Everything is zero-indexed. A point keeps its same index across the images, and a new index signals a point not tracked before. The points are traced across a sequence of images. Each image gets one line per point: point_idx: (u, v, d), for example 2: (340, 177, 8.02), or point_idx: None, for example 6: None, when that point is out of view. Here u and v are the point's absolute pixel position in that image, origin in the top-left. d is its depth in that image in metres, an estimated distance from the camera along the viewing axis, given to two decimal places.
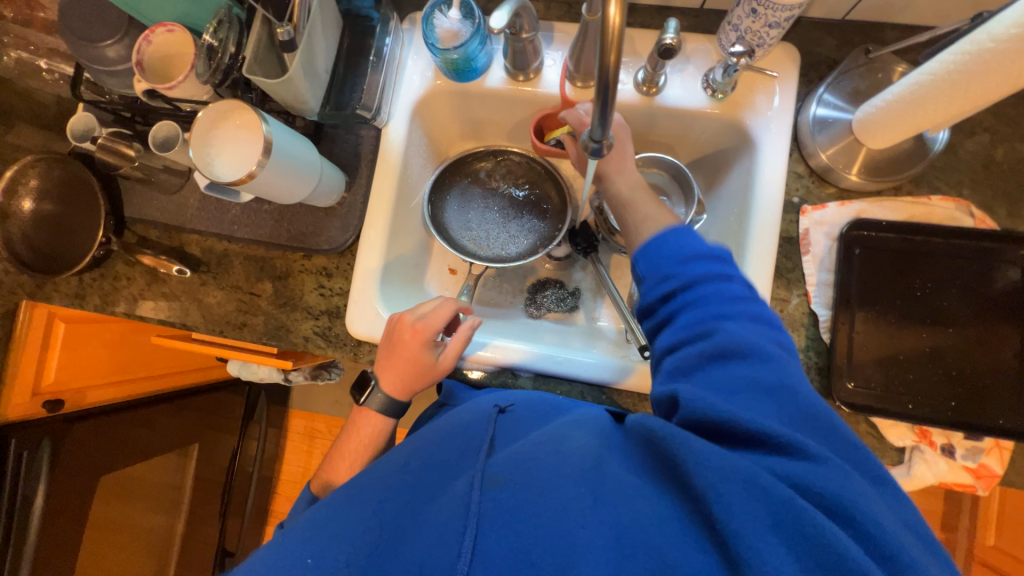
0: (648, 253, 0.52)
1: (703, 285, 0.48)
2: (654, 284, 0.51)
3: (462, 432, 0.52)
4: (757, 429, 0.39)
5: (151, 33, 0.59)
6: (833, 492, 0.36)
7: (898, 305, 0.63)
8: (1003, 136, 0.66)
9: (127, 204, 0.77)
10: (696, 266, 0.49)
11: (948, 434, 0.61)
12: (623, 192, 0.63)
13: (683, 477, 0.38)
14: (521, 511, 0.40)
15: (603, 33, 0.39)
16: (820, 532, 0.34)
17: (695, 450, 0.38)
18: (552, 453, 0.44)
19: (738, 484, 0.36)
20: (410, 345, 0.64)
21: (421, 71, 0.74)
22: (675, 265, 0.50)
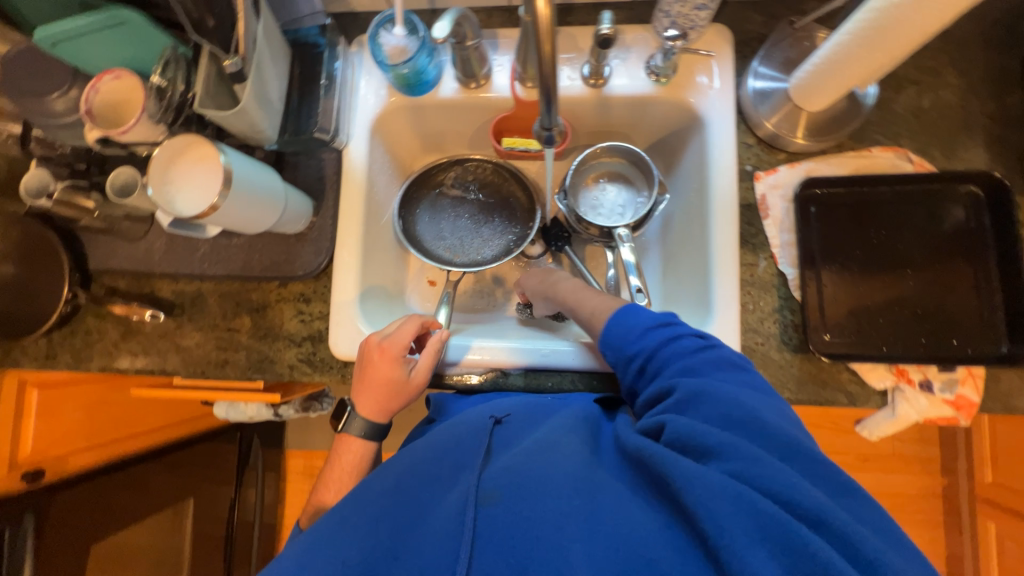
0: (605, 340, 0.58)
1: (656, 347, 0.54)
2: (629, 372, 0.56)
3: (459, 443, 0.52)
4: (748, 456, 0.41)
5: (98, 82, 0.59)
6: (812, 505, 0.37)
7: (858, 255, 0.66)
8: (927, 86, 0.70)
9: (90, 257, 0.75)
10: (651, 340, 0.55)
11: (923, 370, 0.63)
12: (570, 295, 0.70)
13: (675, 495, 0.41)
14: (520, 528, 0.41)
15: (536, 30, 0.42)
16: (807, 546, 0.35)
17: (683, 470, 0.40)
18: (546, 463, 0.46)
19: (725, 499, 0.38)
20: (380, 364, 0.64)
21: (375, 90, 0.75)
22: (634, 349, 0.55)
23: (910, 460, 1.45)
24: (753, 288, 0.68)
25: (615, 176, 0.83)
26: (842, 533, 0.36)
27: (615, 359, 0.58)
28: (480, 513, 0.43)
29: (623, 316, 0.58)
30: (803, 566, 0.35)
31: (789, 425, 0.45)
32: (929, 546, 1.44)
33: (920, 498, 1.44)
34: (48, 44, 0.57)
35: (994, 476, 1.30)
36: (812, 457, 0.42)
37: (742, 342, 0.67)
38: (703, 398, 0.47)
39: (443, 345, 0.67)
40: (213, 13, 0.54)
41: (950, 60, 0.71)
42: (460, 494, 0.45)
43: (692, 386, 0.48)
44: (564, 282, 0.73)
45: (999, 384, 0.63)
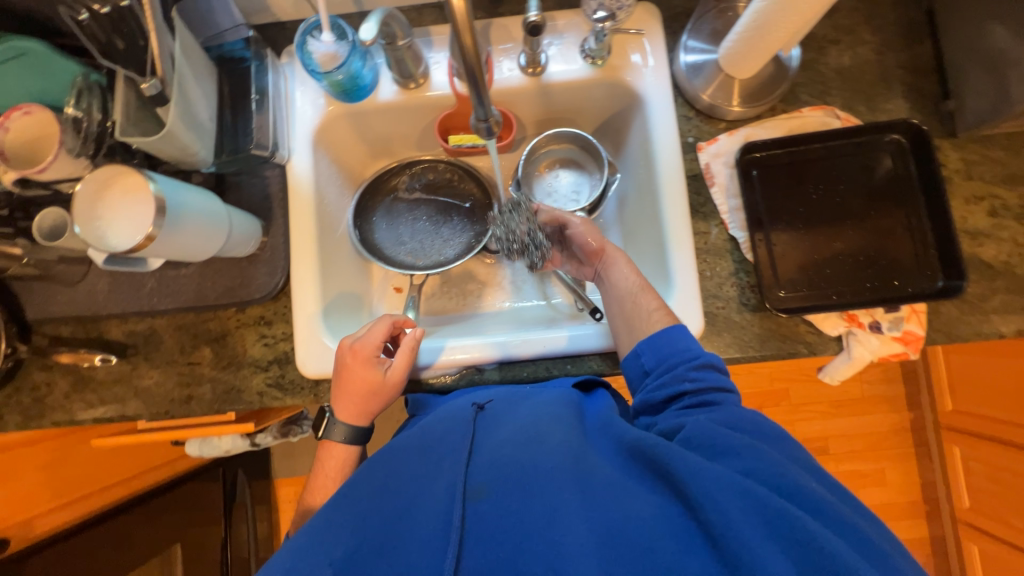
0: (651, 344, 0.57)
1: (707, 374, 0.53)
2: (662, 377, 0.55)
3: (444, 437, 0.51)
4: (766, 464, 0.42)
5: (7, 119, 0.55)
6: (828, 507, 0.40)
7: (801, 212, 0.69)
8: (845, 45, 0.74)
9: (26, 307, 0.70)
10: (700, 363, 0.55)
11: (871, 313, 0.67)
12: (624, 291, 0.65)
13: (678, 486, 0.41)
14: (509, 520, 0.42)
15: (454, 22, 0.42)
16: (807, 533, 0.37)
17: (692, 465, 0.41)
18: (532, 453, 0.46)
19: (732, 493, 0.39)
20: (355, 367, 0.63)
21: (312, 101, 0.73)
22: (680, 361, 0.55)
23: (879, 401, 1.53)
24: (708, 255, 0.70)
25: (566, 162, 0.84)
26: (842, 522, 0.39)
27: (651, 363, 0.57)
28: (467, 509, 0.44)
29: (676, 331, 0.58)
30: (807, 556, 0.36)
31: (793, 442, 0.48)
32: (904, 479, 1.52)
33: (892, 435, 1.52)
34: None
35: (955, 404, 1.39)
36: (810, 466, 0.46)
37: (704, 308, 0.69)
38: (733, 419, 0.48)
39: (418, 344, 0.66)
40: (121, 35, 0.51)
41: (862, 17, 0.74)
42: (445, 492, 0.45)
43: (722, 407, 0.50)
44: (620, 276, 0.67)
45: (939, 316, 0.68)
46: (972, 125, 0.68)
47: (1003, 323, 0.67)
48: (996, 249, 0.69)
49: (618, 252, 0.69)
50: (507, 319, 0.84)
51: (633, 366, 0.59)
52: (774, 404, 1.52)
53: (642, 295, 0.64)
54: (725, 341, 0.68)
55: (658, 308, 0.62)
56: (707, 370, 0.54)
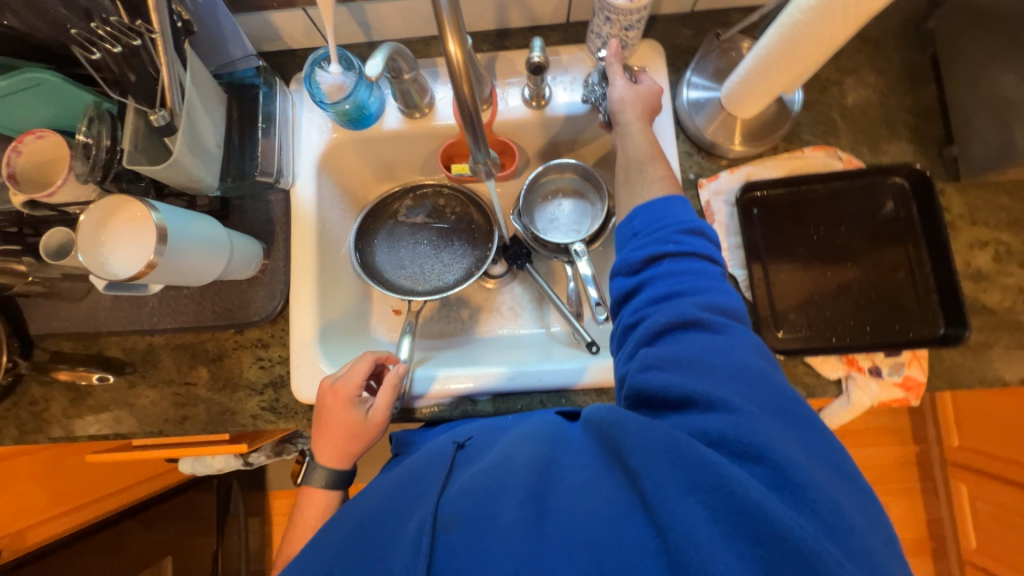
0: (646, 210, 0.56)
1: (693, 239, 0.53)
2: (647, 240, 0.54)
3: (419, 480, 0.49)
4: (707, 400, 0.42)
5: (20, 143, 0.57)
6: (781, 459, 0.38)
7: (801, 252, 0.68)
8: (847, 86, 0.74)
9: (30, 322, 0.71)
10: (689, 229, 0.54)
11: (872, 357, 0.66)
12: (636, 153, 0.63)
13: (624, 459, 0.42)
14: (475, 548, 0.40)
15: (451, 71, 0.43)
16: (736, 488, 0.36)
17: (629, 426, 0.42)
18: (499, 471, 0.45)
19: (663, 456, 0.39)
20: (334, 408, 0.63)
21: (318, 127, 0.75)
22: (669, 225, 0.54)
23: (885, 433, 1.50)
24: None
25: (569, 192, 0.84)
26: (778, 465, 0.38)
27: (643, 226, 0.55)
28: (436, 540, 0.41)
29: (674, 201, 0.56)
30: (728, 503, 0.36)
31: (756, 357, 0.46)
32: (909, 514, 1.48)
33: (897, 468, 1.49)
34: None
35: (961, 441, 1.36)
36: (778, 400, 0.43)
37: None
38: (689, 316, 0.48)
39: (401, 380, 0.66)
40: (134, 69, 0.52)
41: (866, 59, 0.75)
42: (415, 524, 0.43)
43: (687, 299, 0.49)
44: (633, 138, 0.64)
45: (941, 361, 0.67)
46: (976, 171, 0.67)
47: (1006, 371, 0.66)
48: (1000, 294, 0.68)
49: (633, 116, 0.64)
50: (504, 346, 0.84)
51: (624, 231, 0.58)
52: None
53: (651, 165, 0.61)
54: None
55: (662, 178, 0.60)
56: (690, 237, 0.53)
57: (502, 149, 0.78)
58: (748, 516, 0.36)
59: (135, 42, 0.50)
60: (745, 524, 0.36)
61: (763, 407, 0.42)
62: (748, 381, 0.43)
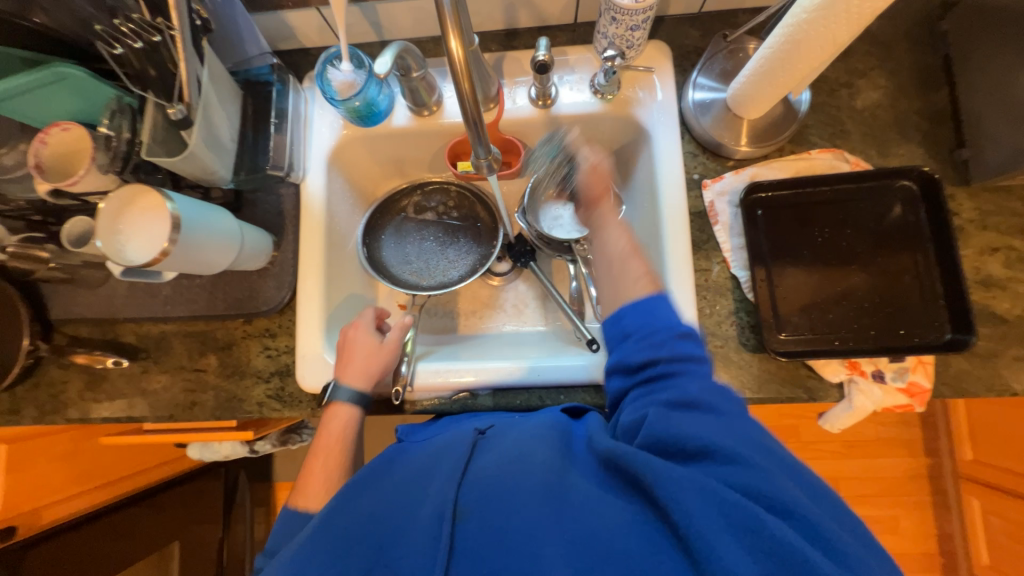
0: (635, 309, 0.53)
1: (685, 347, 0.50)
2: (642, 344, 0.51)
3: (439, 459, 0.52)
4: (729, 453, 0.43)
5: (47, 134, 0.59)
6: (807, 516, 0.40)
7: (806, 253, 0.68)
8: (855, 89, 0.74)
9: (52, 307, 0.74)
10: (682, 333, 0.51)
11: (875, 361, 0.65)
12: (614, 249, 0.61)
13: (650, 492, 0.43)
14: (490, 537, 0.43)
15: (451, 69, 0.45)
16: (769, 529, 0.38)
17: (659, 470, 0.42)
18: (516, 470, 0.47)
19: (699, 496, 0.40)
20: (356, 332, 0.69)
21: (329, 124, 0.76)
22: (662, 331, 0.51)
23: (895, 444, 1.46)
24: (709, 292, 0.71)
25: None
26: (808, 519, 0.39)
27: (633, 327, 0.53)
28: (456, 528, 0.45)
29: (662, 300, 0.54)
30: (764, 544, 0.38)
31: (758, 431, 0.47)
32: (918, 528, 1.44)
33: (909, 481, 1.45)
34: None
35: (974, 452, 1.33)
36: (790, 464, 0.45)
37: None
38: (695, 400, 0.47)
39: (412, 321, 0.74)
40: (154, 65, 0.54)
41: (876, 62, 0.74)
42: (433, 510, 0.46)
43: (689, 388, 0.48)
44: (609, 234, 0.62)
45: (948, 368, 0.66)
46: (988, 175, 0.66)
47: (1015, 380, 0.65)
48: (1011, 302, 0.67)
49: (609, 211, 0.63)
50: (506, 342, 0.84)
51: (613, 331, 0.55)
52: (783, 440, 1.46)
53: (630, 260, 0.58)
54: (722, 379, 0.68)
55: (645, 277, 0.57)
56: (686, 337, 0.51)
57: (508, 147, 0.79)
58: (783, 559, 0.37)
59: (154, 39, 0.53)
60: (782, 563, 0.37)
61: (780, 469, 0.43)
62: (762, 452, 0.44)
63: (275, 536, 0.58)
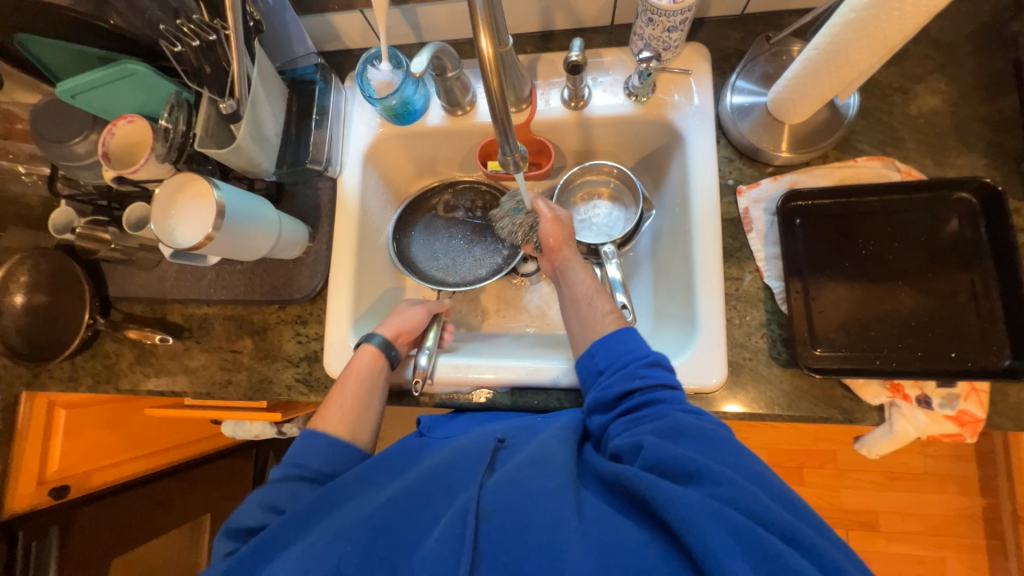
0: (604, 345, 0.61)
1: (654, 372, 0.57)
2: (614, 377, 0.59)
3: (459, 461, 0.54)
4: (731, 476, 0.44)
5: (115, 126, 0.65)
6: (815, 543, 0.40)
7: (848, 266, 0.64)
8: (911, 94, 0.69)
9: (111, 285, 0.81)
10: (649, 361, 0.59)
11: (920, 385, 0.61)
12: (582, 293, 0.69)
13: (658, 513, 0.44)
14: (509, 543, 0.44)
15: (482, 66, 0.45)
16: (780, 554, 0.38)
17: (667, 492, 0.43)
18: (531, 476, 0.48)
19: (707, 517, 0.41)
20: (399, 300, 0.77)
21: (367, 121, 0.79)
22: (631, 360, 0.59)
23: (945, 480, 1.34)
24: (739, 302, 0.68)
25: (603, 194, 0.85)
26: (814, 550, 0.40)
27: (606, 362, 0.61)
28: (479, 529, 0.45)
29: (629, 333, 0.62)
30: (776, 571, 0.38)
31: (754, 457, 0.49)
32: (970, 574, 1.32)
33: (959, 521, 1.33)
34: (68, 97, 0.62)
35: None
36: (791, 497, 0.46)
37: (729, 359, 0.66)
38: (681, 427, 0.51)
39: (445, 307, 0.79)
40: None
41: (936, 66, 0.70)
42: (456, 511, 0.46)
43: (673, 417, 0.52)
44: (577, 280, 0.70)
45: (1005, 398, 0.60)
46: None
47: None
48: None
49: (573, 255, 0.72)
50: (526, 342, 0.84)
51: (588, 366, 0.62)
52: (817, 465, 1.38)
53: (598, 299, 0.67)
54: (749, 394, 0.65)
55: (612, 312, 0.66)
56: (654, 367, 0.58)
57: (539, 148, 0.80)
58: None
59: (209, 37, 0.57)
60: None
61: (780, 497, 0.45)
62: (759, 479, 0.46)
63: (295, 451, 0.60)
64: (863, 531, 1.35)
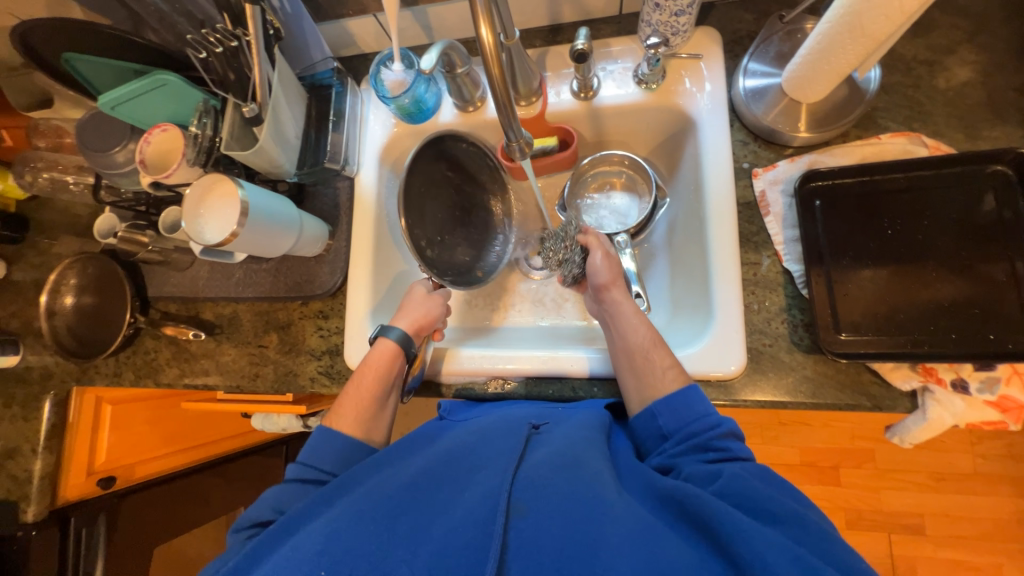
0: (667, 405, 0.58)
1: (731, 443, 0.54)
2: (681, 446, 0.56)
3: (498, 446, 0.54)
4: (814, 531, 0.44)
5: (150, 135, 0.69)
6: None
7: (873, 247, 0.62)
8: (939, 66, 0.66)
9: (150, 285, 0.86)
10: (723, 433, 0.55)
11: (955, 368, 0.58)
12: (635, 343, 0.63)
13: (721, 541, 0.43)
14: (537, 545, 0.44)
15: (483, 55, 0.47)
16: None
17: (742, 525, 0.43)
18: (571, 478, 0.48)
19: (788, 561, 0.40)
20: (422, 297, 0.74)
21: (382, 122, 0.82)
22: (702, 430, 0.55)
23: (999, 481, 1.25)
24: (758, 287, 0.66)
25: (615, 185, 0.84)
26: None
27: (670, 426, 0.57)
28: (508, 525, 0.45)
29: (694, 393, 0.58)
30: None
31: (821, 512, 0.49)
32: None
33: (1017, 525, 1.24)
34: (108, 109, 0.66)
35: None
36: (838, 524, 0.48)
37: (748, 345, 0.65)
38: (759, 473, 0.51)
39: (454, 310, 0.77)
40: (233, 69, 0.63)
41: (965, 35, 0.66)
42: (491, 506, 0.46)
43: (748, 465, 0.52)
44: (631, 328, 0.65)
45: None
46: None
47: None
48: None
49: (624, 298, 0.68)
50: (542, 335, 0.83)
51: (651, 430, 0.59)
52: (854, 465, 1.32)
53: (655, 350, 0.62)
54: (771, 381, 0.63)
55: (672, 366, 0.61)
56: (727, 440, 0.54)
57: (559, 138, 0.80)
58: None
59: (232, 44, 0.60)
60: None
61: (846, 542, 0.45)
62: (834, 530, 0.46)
63: (308, 451, 0.62)
64: (906, 535, 1.28)
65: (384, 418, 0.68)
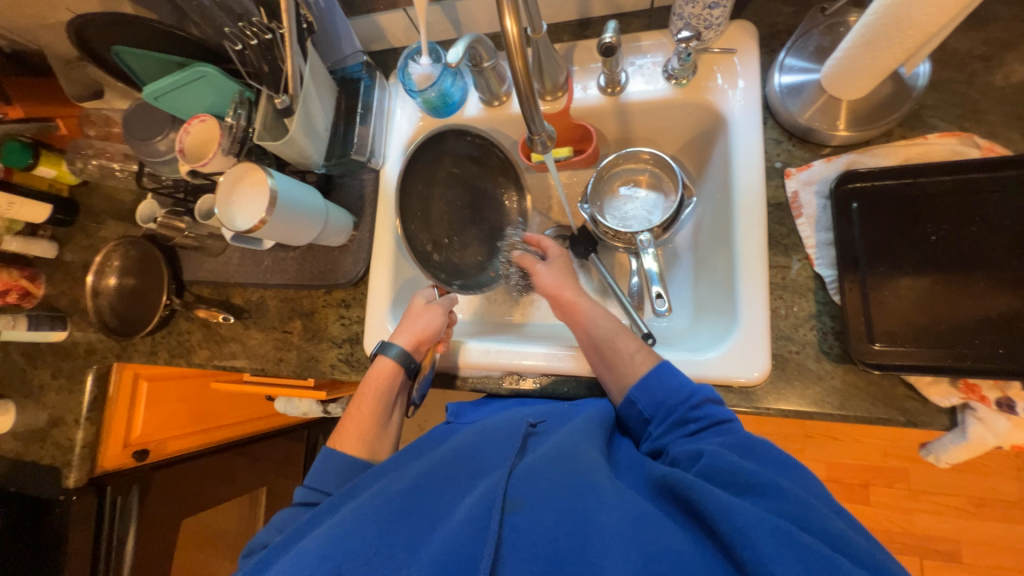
0: (644, 390, 0.58)
1: (709, 410, 0.54)
2: (665, 425, 0.56)
3: (494, 446, 0.54)
4: (800, 501, 0.42)
5: (189, 126, 0.72)
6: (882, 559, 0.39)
7: (914, 253, 0.58)
8: (996, 62, 0.62)
9: (185, 269, 0.90)
10: (697, 401, 0.55)
11: (1001, 386, 0.54)
12: (599, 337, 0.65)
13: (709, 523, 0.42)
14: (534, 536, 0.43)
15: (507, 48, 0.46)
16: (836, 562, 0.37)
17: (721, 500, 0.42)
18: (563, 470, 0.48)
19: (765, 530, 0.39)
20: (420, 314, 0.72)
21: (409, 115, 0.83)
22: (678, 404, 0.56)
23: None
24: (787, 292, 0.64)
25: (640, 183, 0.83)
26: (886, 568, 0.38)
27: (649, 410, 0.58)
28: (504, 520, 0.45)
29: (666, 370, 0.59)
30: None
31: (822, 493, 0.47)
32: None
33: None
34: (152, 99, 0.69)
35: None
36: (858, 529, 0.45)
37: (773, 351, 0.62)
38: (748, 446, 0.50)
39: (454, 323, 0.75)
40: (267, 62, 0.65)
41: None
42: (484, 499, 0.46)
43: (738, 440, 0.50)
44: (592, 322, 0.66)
45: None
46: None
47: None
48: None
49: (579, 295, 0.70)
50: (557, 331, 0.82)
51: (636, 416, 0.60)
52: (885, 484, 1.25)
53: (621, 337, 0.64)
54: (796, 391, 0.61)
55: (640, 350, 0.62)
56: (706, 407, 0.54)
57: (582, 134, 0.80)
58: None
59: (267, 37, 0.63)
60: None
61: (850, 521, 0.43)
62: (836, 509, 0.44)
63: (314, 474, 0.63)
64: (941, 561, 1.21)
65: (389, 437, 0.69)
